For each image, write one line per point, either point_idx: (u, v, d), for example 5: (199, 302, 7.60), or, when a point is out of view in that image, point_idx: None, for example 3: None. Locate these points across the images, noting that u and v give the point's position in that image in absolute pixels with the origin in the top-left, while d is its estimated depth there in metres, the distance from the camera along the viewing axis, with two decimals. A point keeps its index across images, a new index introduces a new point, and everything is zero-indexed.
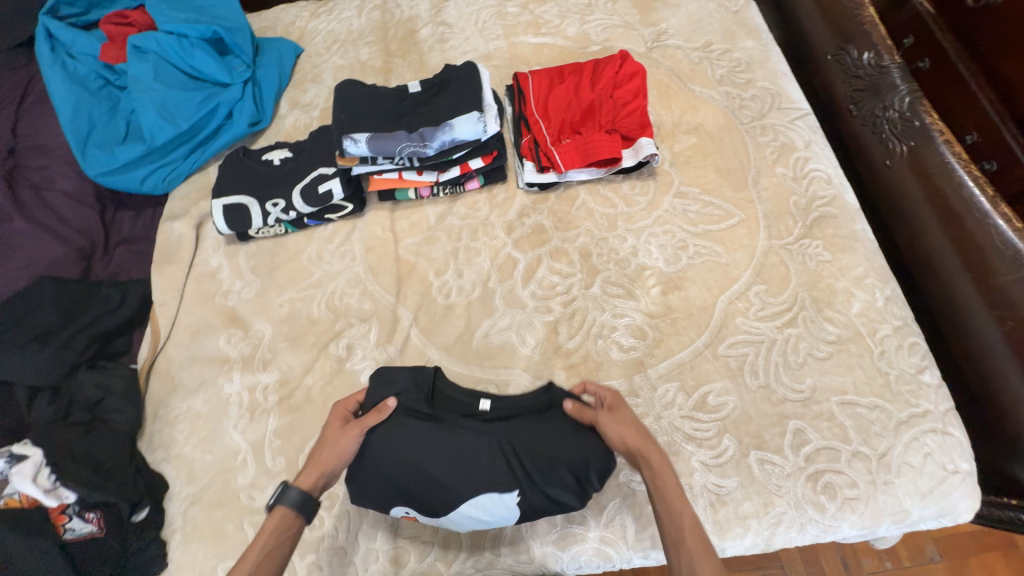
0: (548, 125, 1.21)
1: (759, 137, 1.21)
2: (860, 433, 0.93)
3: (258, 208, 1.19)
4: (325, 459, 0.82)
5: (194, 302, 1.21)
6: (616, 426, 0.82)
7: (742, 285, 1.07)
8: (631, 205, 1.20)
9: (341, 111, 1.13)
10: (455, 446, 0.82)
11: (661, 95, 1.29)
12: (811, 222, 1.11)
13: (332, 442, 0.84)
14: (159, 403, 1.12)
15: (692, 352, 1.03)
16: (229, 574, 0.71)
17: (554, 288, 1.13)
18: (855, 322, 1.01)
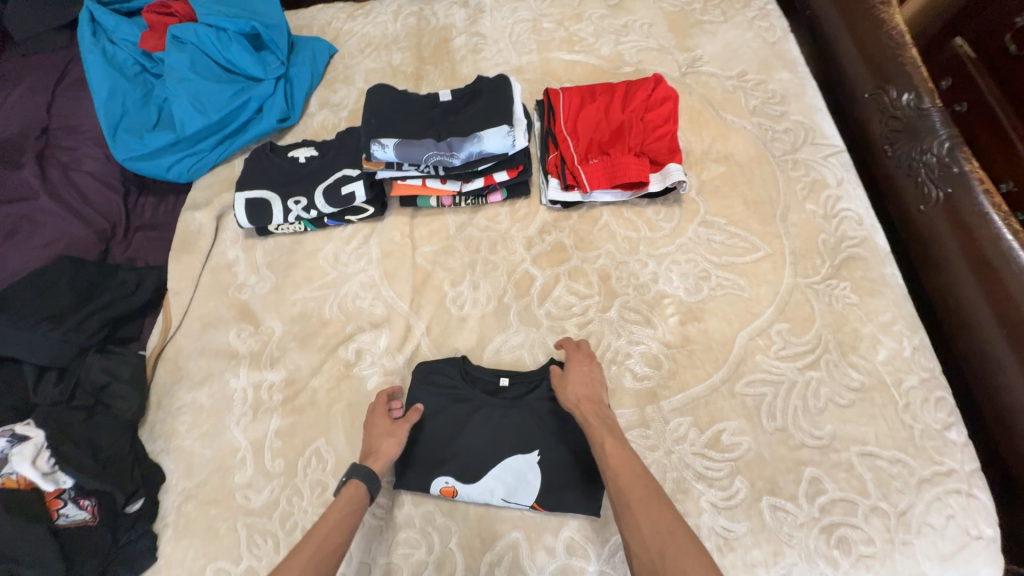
0: (576, 143, 1.19)
1: (791, 171, 1.19)
2: (880, 487, 0.90)
3: (280, 205, 1.19)
4: (389, 449, 0.91)
5: (208, 293, 1.21)
6: (581, 388, 0.92)
7: (764, 321, 1.04)
8: (654, 230, 1.18)
9: (371, 115, 1.12)
10: (488, 414, 0.99)
11: (692, 121, 1.27)
12: (840, 262, 1.08)
13: (389, 434, 0.93)
14: (164, 392, 1.11)
15: (708, 387, 1.00)
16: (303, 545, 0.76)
17: (570, 308, 1.11)
18: (880, 369, 0.98)
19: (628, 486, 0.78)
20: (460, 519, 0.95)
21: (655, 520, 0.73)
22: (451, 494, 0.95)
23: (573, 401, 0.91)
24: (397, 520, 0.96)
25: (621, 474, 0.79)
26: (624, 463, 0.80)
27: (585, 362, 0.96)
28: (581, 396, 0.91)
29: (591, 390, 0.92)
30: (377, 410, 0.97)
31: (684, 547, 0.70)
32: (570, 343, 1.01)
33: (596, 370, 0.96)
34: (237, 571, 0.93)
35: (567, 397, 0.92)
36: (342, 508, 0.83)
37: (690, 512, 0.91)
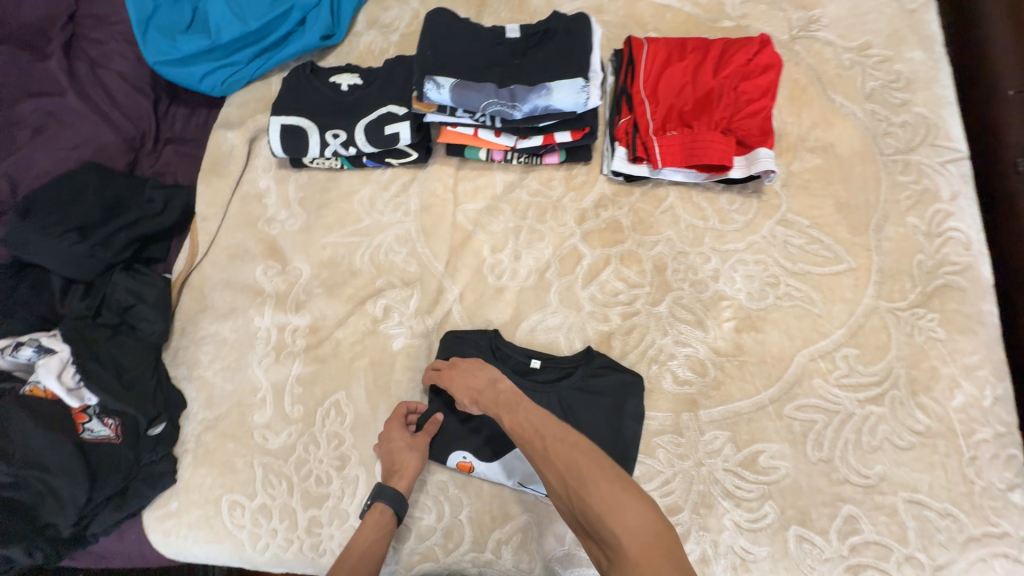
0: (654, 109, 1.04)
1: (898, 174, 1.02)
2: (921, 538, 0.83)
3: (317, 136, 1.08)
4: (411, 465, 0.88)
5: (237, 223, 1.14)
6: (468, 388, 0.84)
7: (832, 343, 0.94)
8: (725, 221, 1.05)
9: (428, 47, 0.98)
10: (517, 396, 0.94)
11: (792, 99, 1.10)
12: (932, 289, 0.95)
13: (410, 449, 0.90)
14: (187, 319, 1.09)
15: (754, 405, 0.93)
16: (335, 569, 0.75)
17: (617, 296, 1.02)
18: (950, 416, 0.88)
19: (528, 440, 0.71)
20: (473, 494, 0.94)
21: (559, 464, 0.67)
22: (468, 469, 0.93)
23: (471, 406, 0.83)
24: None
25: (522, 430, 0.73)
26: (519, 420, 0.74)
27: (454, 371, 0.88)
28: (468, 392, 0.83)
29: (473, 379, 0.84)
30: (393, 425, 0.92)
31: (592, 472, 0.63)
32: (433, 364, 0.93)
33: (468, 363, 0.89)
34: (252, 506, 0.95)
35: (469, 406, 0.83)
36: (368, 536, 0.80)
37: (710, 527, 0.88)
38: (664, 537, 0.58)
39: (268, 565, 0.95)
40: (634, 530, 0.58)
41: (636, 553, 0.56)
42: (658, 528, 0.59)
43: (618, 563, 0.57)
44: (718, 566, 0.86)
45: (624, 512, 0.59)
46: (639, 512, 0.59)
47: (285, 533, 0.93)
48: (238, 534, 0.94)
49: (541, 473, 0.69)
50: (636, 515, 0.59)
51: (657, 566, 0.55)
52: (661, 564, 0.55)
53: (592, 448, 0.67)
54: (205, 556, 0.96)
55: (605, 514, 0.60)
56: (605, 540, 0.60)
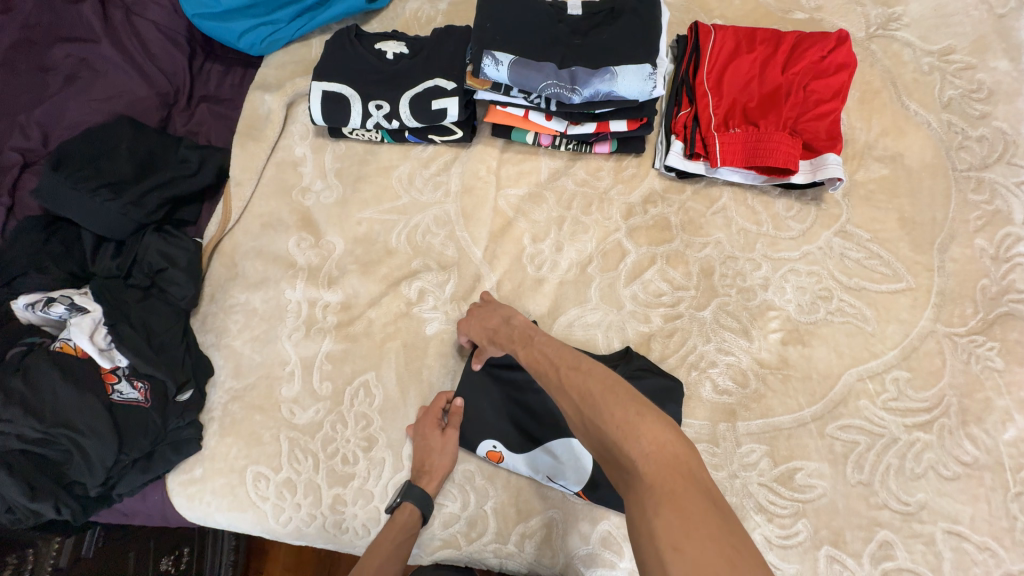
0: (716, 102, 0.98)
1: (969, 193, 0.97)
2: (957, 570, 0.82)
3: (359, 106, 1.03)
4: (439, 465, 0.89)
5: (271, 191, 1.11)
6: (483, 329, 0.88)
7: (882, 364, 0.91)
8: (780, 228, 1.00)
9: (487, 19, 0.92)
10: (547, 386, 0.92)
11: (862, 102, 1.03)
12: (995, 317, 0.91)
13: (441, 451, 0.89)
14: (217, 286, 1.07)
15: (795, 421, 0.90)
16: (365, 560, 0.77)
17: (660, 297, 0.99)
18: (1000, 450, 0.85)
19: (545, 373, 0.72)
20: (499, 486, 0.93)
21: (573, 393, 0.67)
22: (497, 459, 0.91)
23: (490, 345, 0.87)
24: None
25: (540, 364, 0.74)
26: (534, 354, 0.76)
27: (471, 317, 0.92)
28: (486, 332, 0.88)
29: (488, 320, 0.88)
30: (426, 419, 0.92)
31: (606, 399, 0.62)
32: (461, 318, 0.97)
33: (486, 307, 0.92)
34: (277, 479, 0.94)
35: (488, 346, 0.88)
36: (396, 535, 0.82)
37: None
38: (683, 461, 0.55)
39: (289, 538, 0.95)
40: (649, 453, 0.56)
41: (651, 476, 0.54)
42: (677, 452, 0.56)
43: (634, 487, 0.55)
44: None
45: (638, 436, 0.57)
46: (655, 436, 0.57)
47: (309, 508, 0.93)
48: (261, 505, 0.94)
49: (558, 405, 0.69)
50: (651, 439, 0.57)
51: (673, 488, 0.52)
52: (678, 486, 0.53)
53: (609, 377, 0.66)
54: (227, 523, 0.96)
55: (619, 437, 0.58)
56: (621, 465, 0.58)
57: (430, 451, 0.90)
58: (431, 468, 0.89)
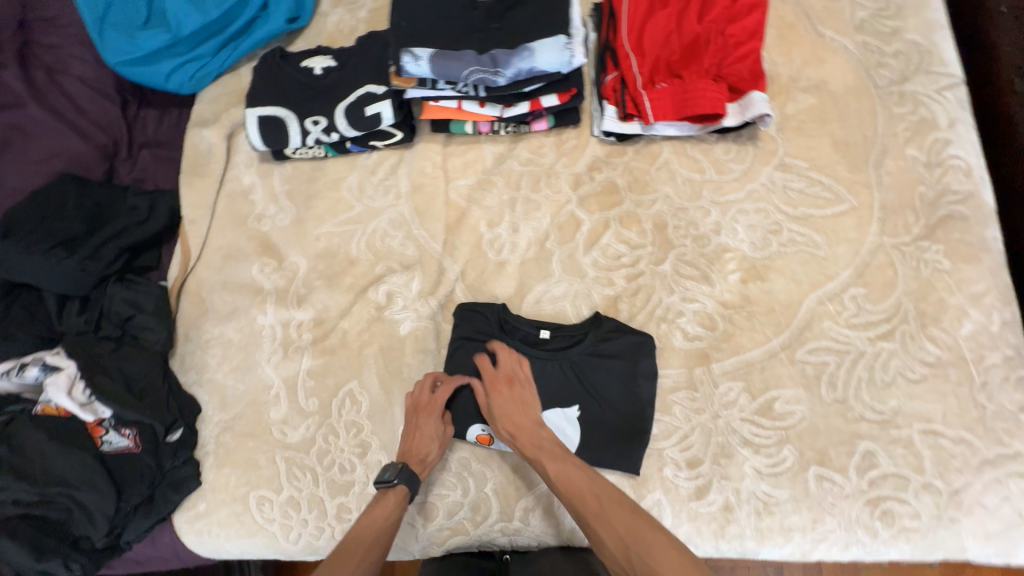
0: (640, 62, 1.01)
1: (894, 106, 1.00)
2: (937, 465, 0.86)
3: (297, 125, 1.05)
4: (432, 454, 0.90)
5: (225, 223, 1.12)
6: (508, 420, 0.86)
7: (838, 285, 0.94)
8: (723, 172, 1.03)
9: (401, 17, 0.93)
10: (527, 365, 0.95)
11: (781, 37, 1.06)
12: (936, 221, 0.95)
13: (437, 442, 0.90)
14: (190, 324, 1.08)
15: (766, 353, 0.93)
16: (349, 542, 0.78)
17: (620, 259, 1.01)
18: (960, 345, 0.89)
19: (585, 501, 0.76)
20: (495, 467, 0.95)
21: (621, 530, 0.72)
22: (487, 441, 0.94)
23: (507, 435, 0.85)
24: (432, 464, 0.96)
25: (578, 491, 0.77)
26: (566, 471, 0.79)
27: (507, 389, 0.89)
28: (512, 425, 0.85)
29: (520, 410, 0.87)
30: (422, 411, 0.91)
31: (655, 541, 0.69)
32: (487, 362, 0.91)
33: (521, 389, 0.89)
34: (280, 499, 0.96)
35: (499, 432, 0.86)
36: (385, 515, 0.82)
37: (731, 476, 0.89)
38: None
39: (303, 555, 0.97)
40: None
41: None
42: None
43: None
44: (741, 512, 0.88)
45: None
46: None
47: (316, 522, 0.94)
48: (269, 527, 0.95)
49: (595, 536, 0.73)
50: None
51: None
52: None
53: (650, 517, 0.73)
54: (239, 552, 0.97)
55: None
56: None
57: (425, 440, 0.90)
58: (422, 459, 0.89)
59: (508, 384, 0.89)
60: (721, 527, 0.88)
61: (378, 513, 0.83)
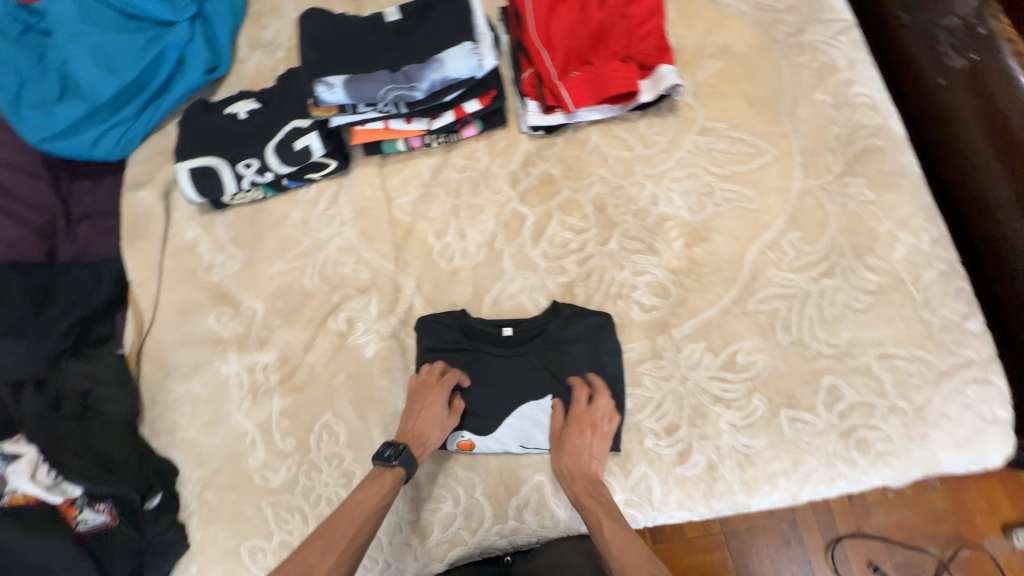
0: (552, 55, 1.04)
1: (795, 58, 1.06)
2: (898, 386, 0.89)
3: (230, 171, 1.06)
4: (433, 437, 0.90)
5: (175, 280, 1.11)
6: (575, 463, 0.88)
7: (775, 233, 0.98)
8: (649, 145, 1.06)
9: (311, 50, 0.96)
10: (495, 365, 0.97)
11: (681, 11, 1.12)
12: (853, 156, 1.00)
13: (440, 426, 0.91)
14: (155, 387, 1.06)
15: (720, 310, 0.96)
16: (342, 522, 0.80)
17: (568, 246, 1.03)
18: (897, 268, 0.93)
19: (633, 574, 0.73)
20: (481, 471, 0.95)
21: None
22: (469, 447, 0.94)
23: (566, 473, 0.89)
24: (420, 480, 0.96)
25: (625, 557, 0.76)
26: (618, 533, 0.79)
27: (589, 434, 0.89)
28: (580, 469, 0.88)
29: (591, 458, 0.88)
30: (430, 394, 0.92)
31: None
32: (582, 400, 0.91)
33: (598, 442, 0.89)
34: (272, 546, 0.94)
35: (558, 466, 0.90)
36: (380, 494, 0.83)
37: (709, 435, 0.91)
38: None
39: None
40: None
41: None
42: None
43: None
44: (725, 468, 0.90)
45: None
46: None
47: None
48: None
49: None
50: None
51: None
52: None
53: None
54: None
55: None
56: None
57: (427, 423, 0.91)
58: (421, 441, 0.89)
59: (592, 429, 0.90)
60: (709, 488, 0.90)
61: (368, 494, 0.83)
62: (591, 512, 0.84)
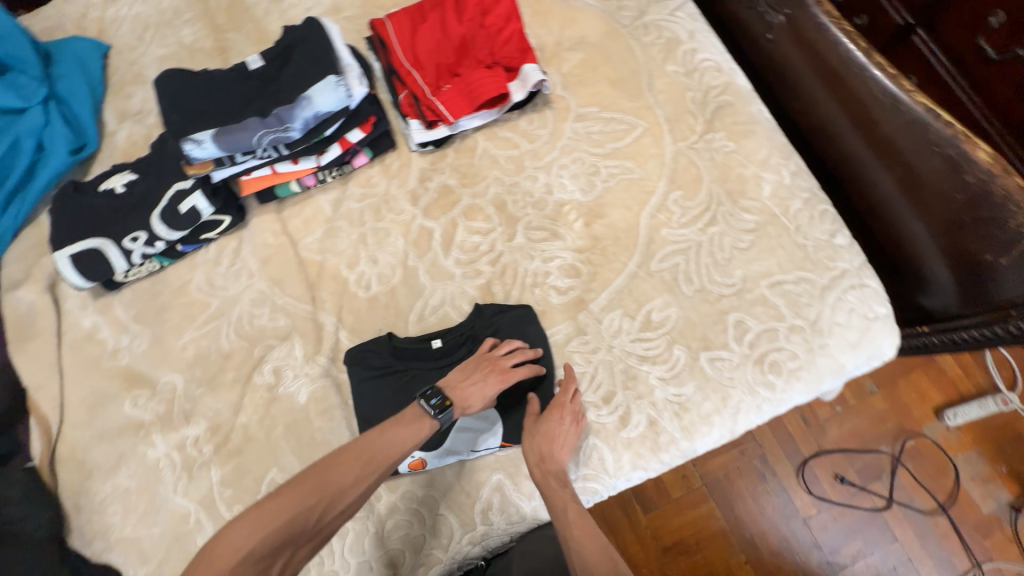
0: (423, 74, 1.09)
1: (644, 37, 1.17)
2: (792, 307, 0.98)
3: (116, 249, 1.01)
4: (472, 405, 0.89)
5: (80, 373, 1.04)
6: (546, 450, 0.88)
7: (660, 196, 1.06)
8: (533, 139, 1.13)
9: (172, 111, 0.94)
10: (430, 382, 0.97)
11: (536, 14, 1.20)
12: (711, 114, 1.10)
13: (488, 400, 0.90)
14: (77, 492, 0.97)
15: (628, 276, 1.02)
16: (375, 455, 0.81)
17: (478, 248, 1.07)
18: (768, 204, 1.03)
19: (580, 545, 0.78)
20: (440, 486, 0.95)
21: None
22: (421, 465, 0.94)
23: (534, 456, 0.89)
24: (380, 512, 0.95)
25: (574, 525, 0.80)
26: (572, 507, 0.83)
27: (567, 423, 0.91)
28: (550, 455, 0.89)
29: (561, 446, 0.89)
30: (495, 374, 0.91)
31: None
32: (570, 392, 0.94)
33: (571, 432, 0.91)
34: None
35: (527, 446, 0.89)
36: (412, 438, 0.83)
37: (643, 394, 0.96)
38: None
39: None
40: None
41: None
42: None
43: None
44: (664, 420, 0.94)
45: None
46: None
47: None
48: None
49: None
50: None
51: None
52: None
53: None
54: None
55: None
56: None
57: (478, 394, 0.90)
58: (462, 406, 0.88)
59: (572, 422, 0.91)
60: (655, 443, 0.94)
61: (405, 434, 0.83)
62: (552, 492, 0.86)
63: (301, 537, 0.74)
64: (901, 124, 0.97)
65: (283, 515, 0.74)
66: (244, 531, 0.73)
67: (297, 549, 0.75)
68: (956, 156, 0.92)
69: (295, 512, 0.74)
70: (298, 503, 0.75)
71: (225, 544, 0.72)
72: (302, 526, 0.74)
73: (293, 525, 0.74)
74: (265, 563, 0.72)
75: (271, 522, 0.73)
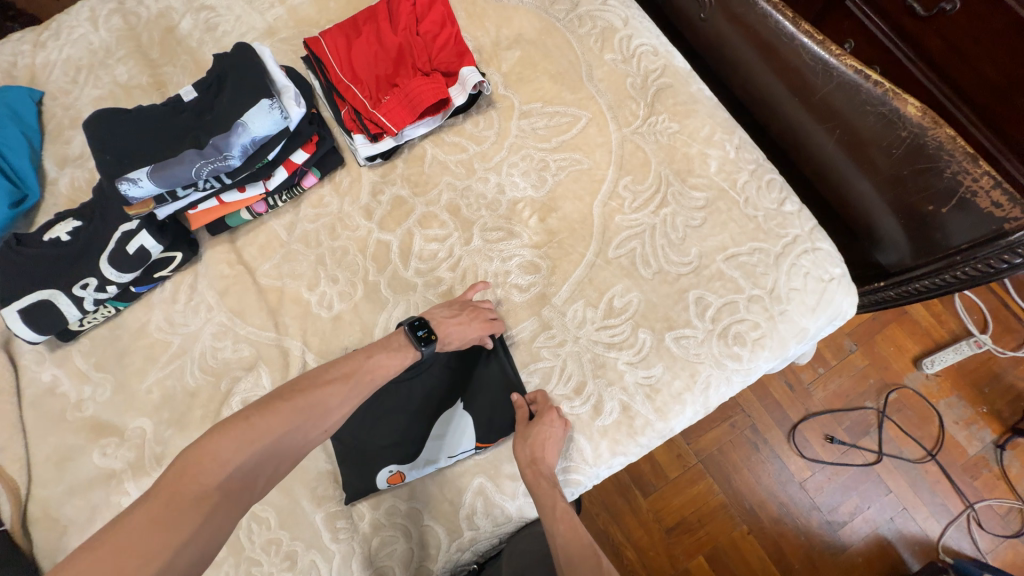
0: (362, 88, 1.08)
1: (579, 29, 1.17)
2: (749, 278, 0.99)
3: (68, 298, 0.98)
4: (452, 338, 0.91)
5: (45, 429, 1.02)
6: (536, 454, 0.88)
7: (611, 184, 1.07)
8: (481, 141, 1.13)
9: (104, 152, 0.92)
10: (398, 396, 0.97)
11: (471, 16, 1.21)
12: (652, 98, 1.11)
13: (463, 337, 0.92)
14: (53, 551, 0.94)
15: (587, 266, 1.03)
16: (363, 372, 0.81)
17: (436, 256, 1.07)
18: (716, 179, 1.05)
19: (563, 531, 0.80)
20: (423, 497, 0.95)
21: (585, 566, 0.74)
22: (400, 479, 0.93)
23: (528, 460, 0.89)
24: (364, 531, 0.94)
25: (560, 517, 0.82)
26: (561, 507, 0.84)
27: (556, 427, 0.91)
28: (538, 457, 0.88)
29: (550, 449, 0.89)
30: (480, 318, 0.95)
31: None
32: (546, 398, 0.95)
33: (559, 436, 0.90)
34: None
35: (518, 450, 0.89)
36: (398, 360, 0.86)
37: (613, 380, 0.96)
38: None
39: None
40: None
41: None
42: None
43: None
44: (637, 403, 0.95)
45: None
46: None
47: None
48: None
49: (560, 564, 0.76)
50: None
51: None
52: None
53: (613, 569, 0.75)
54: None
55: None
56: None
57: (460, 332, 0.92)
58: (443, 340, 0.90)
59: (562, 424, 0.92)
60: (631, 428, 0.95)
61: (392, 361, 0.85)
62: (543, 492, 0.86)
63: (289, 454, 0.71)
64: (835, 87, 0.96)
65: (276, 431, 0.70)
66: (233, 445, 0.67)
67: (279, 466, 0.71)
68: (888, 113, 0.91)
69: (289, 429, 0.71)
70: (290, 422, 0.71)
71: (206, 456, 0.66)
72: (290, 442, 0.71)
73: (285, 443, 0.71)
74: (250, 478, 0.68)
75: (260, 438, 0.69)
